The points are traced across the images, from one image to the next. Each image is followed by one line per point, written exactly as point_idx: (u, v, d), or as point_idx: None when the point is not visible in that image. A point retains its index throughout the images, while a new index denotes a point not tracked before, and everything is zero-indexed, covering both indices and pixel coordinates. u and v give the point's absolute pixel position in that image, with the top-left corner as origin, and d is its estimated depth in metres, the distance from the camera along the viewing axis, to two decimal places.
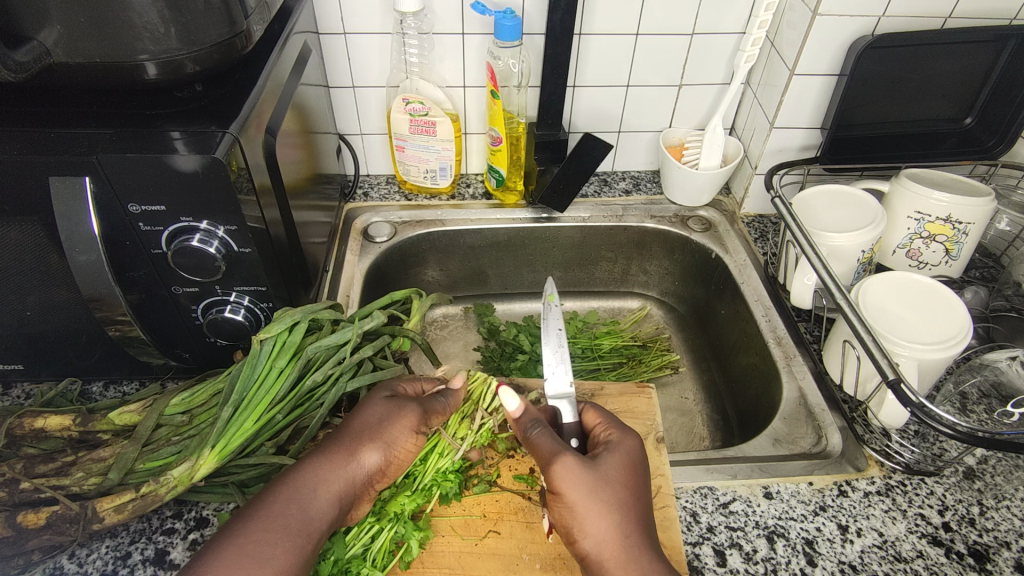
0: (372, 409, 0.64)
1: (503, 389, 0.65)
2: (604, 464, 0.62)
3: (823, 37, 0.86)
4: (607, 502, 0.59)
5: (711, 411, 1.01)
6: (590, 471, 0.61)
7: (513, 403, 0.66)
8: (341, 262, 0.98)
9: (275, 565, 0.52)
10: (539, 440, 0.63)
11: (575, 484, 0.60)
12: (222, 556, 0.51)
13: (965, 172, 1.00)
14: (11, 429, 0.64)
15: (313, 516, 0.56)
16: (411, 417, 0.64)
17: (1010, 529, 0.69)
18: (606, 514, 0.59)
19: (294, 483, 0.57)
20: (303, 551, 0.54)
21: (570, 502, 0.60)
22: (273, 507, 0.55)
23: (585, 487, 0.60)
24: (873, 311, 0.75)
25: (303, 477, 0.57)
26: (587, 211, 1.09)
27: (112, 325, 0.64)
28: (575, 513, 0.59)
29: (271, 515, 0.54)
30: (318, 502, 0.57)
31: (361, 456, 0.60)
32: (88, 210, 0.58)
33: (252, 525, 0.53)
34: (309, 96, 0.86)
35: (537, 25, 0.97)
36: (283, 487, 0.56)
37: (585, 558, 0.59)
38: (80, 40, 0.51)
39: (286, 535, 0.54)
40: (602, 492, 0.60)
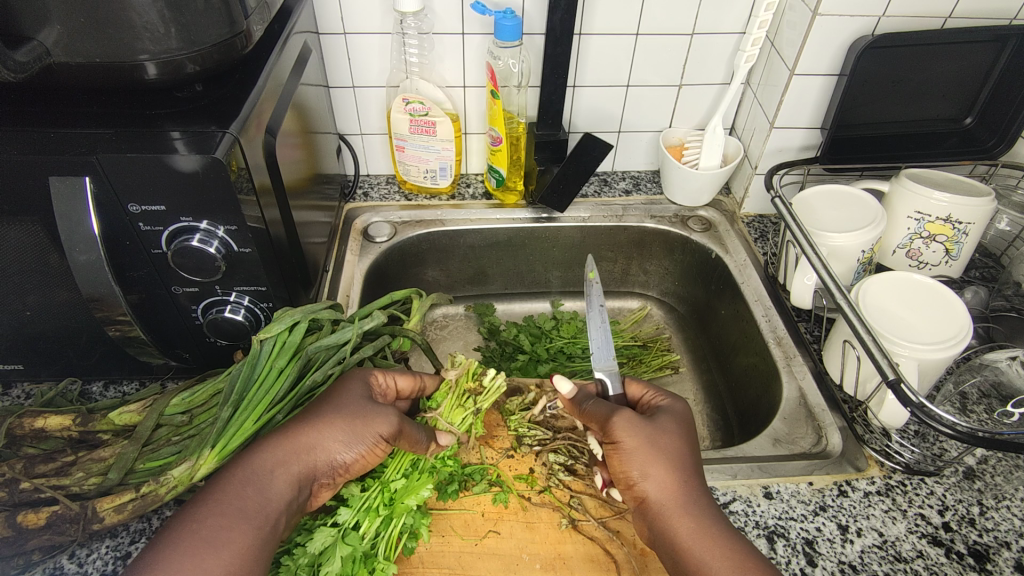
0: (349, 401, 0.63)
1: (557, 377, 0.71)
2: (663, 419, 0.66)
3: (823, 36, 0.86)
4: (667, 449, 0.63)
5: (711, 411, 1.01)
6: (647, 425, 0.65)
7: (562, 381, 0.71)
8: (341, 262, 0.98)
9: (231, 548, 0.51)
10: (595, 408, 0.69)
11: (634, 433, 0.64)
12: (174, 542, 0.50)
13: (965, 172, 1.00)
14: (11, 429, 0.64)
15: (270, 498, 0.55)
16: (385, 426, 0.62)
17: (1010, 529, 0.69)
18: (665, 461, 0.62)
19: (255, 464, 0.56)
20: (259, 534, 0.53)
21: (633, 447, 0.63)
22: (230, 488, 0.54)
23: (643, 435, 0.64)
24: (872, 311, 0.75)
25: (259, 460, 0.56)
26: (587, 211, 1.09)
27: (112, 325, 0.64)
28: (635, 459, 0.62)
29: (226, 498, 0.54)
30: (280, 485, 0.56)
31: (325, 444, 0.59)
32: (88, 210, 0.58)
33: (207, 509, 0.52)
34: (309, 95, 0.86)
35: (537, 25, 0.97)
36: (241, 470, 0.56)
37: (647, 503, 0.61)
38: (80, 40, 0.51)
39: (241, 518, 0.53)
40: (658, 441, 0.63)
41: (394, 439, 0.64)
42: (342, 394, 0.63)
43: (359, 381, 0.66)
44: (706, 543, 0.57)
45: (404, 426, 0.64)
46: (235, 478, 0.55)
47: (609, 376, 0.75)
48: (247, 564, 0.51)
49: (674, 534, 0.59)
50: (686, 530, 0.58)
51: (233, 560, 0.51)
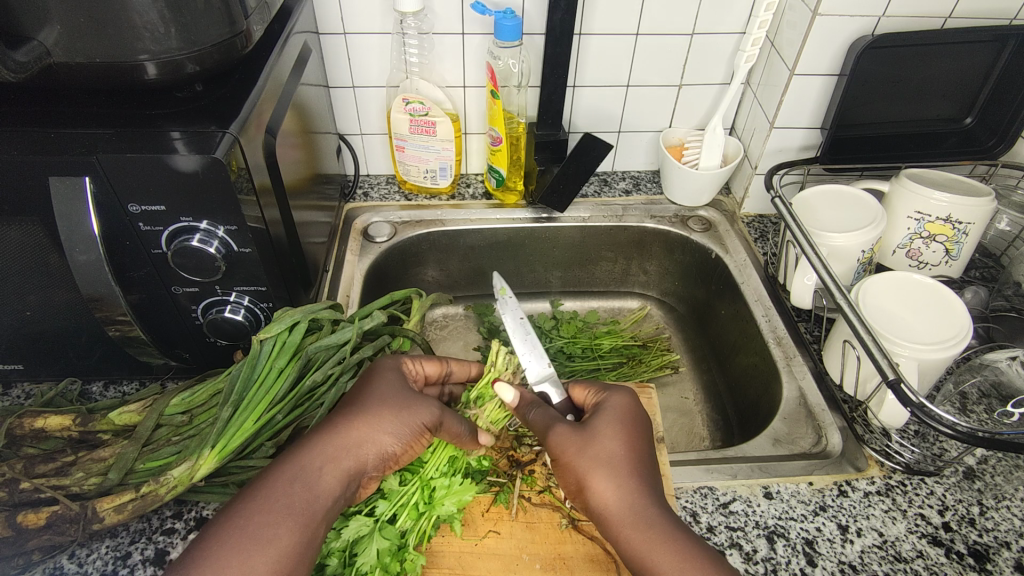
0: (392, 393, 0.63)
1: (498, 385, 0.69)
2: (596, 422, 0.65)
3: (823, 36, 0.86)
4: (599, 457, 0.62)
5: (711, 411, 1.01)
6: (582, 433, 0.64)
7: (507, 389, 0.69)
8: (341, 262, 0.98)
9: (280, 545, 0.51)
10: (538, 417, 0.68)
11: (569, 446, 0.63)
12: (221, 539, 0.50)
13: (965, 172, 1.00)
14: (11, 429, 0.64)
15: (318, 494, 0.55)
16: (428, 416, 0.63)
17: (1010, 529, 0.69)
18: (602, 469, 0.61)
19: (299, 461, 0.56)
20: (310, 529, 0.53)
21: (569, 462, 0.63)
22: (276, 485, 0.54)
23: (576, 447, 0.63)
24: (873, 312, 0.75)
25: (310, 455, 0.56)
26: (587, 211, 1.09)
27: (112, 325, 0.64)
28: (573, 473, 0.62)
29: (276, 494, 0.54)
30: (329, 480, 0.56)
31: (373, 437, 0.60)
32: (88, 210, 0.58)
33: (253, 506, 0.52)
34: (309, 95, 0.86)
35: (537, 25, 0.97)
36: (286, 467, 0.55)
37: (594, 515, 0.61)
38: (79, 40, 0.51)
39: (291, 514, 0.53)
40: (593, 449, 0.62)
41: (435, 429, 0.65)
42: (383, 385, 0.64)
43: (397, 372, 0.67)
44: (651, 544, 0.56)
45: (444, 416, 0.66)
46: (281, 475, 0.55)
47: (550, 386, 0.75)
48: (297, 560, 0.51)
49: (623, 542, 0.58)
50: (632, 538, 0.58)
51: (285, 556, 0.51)
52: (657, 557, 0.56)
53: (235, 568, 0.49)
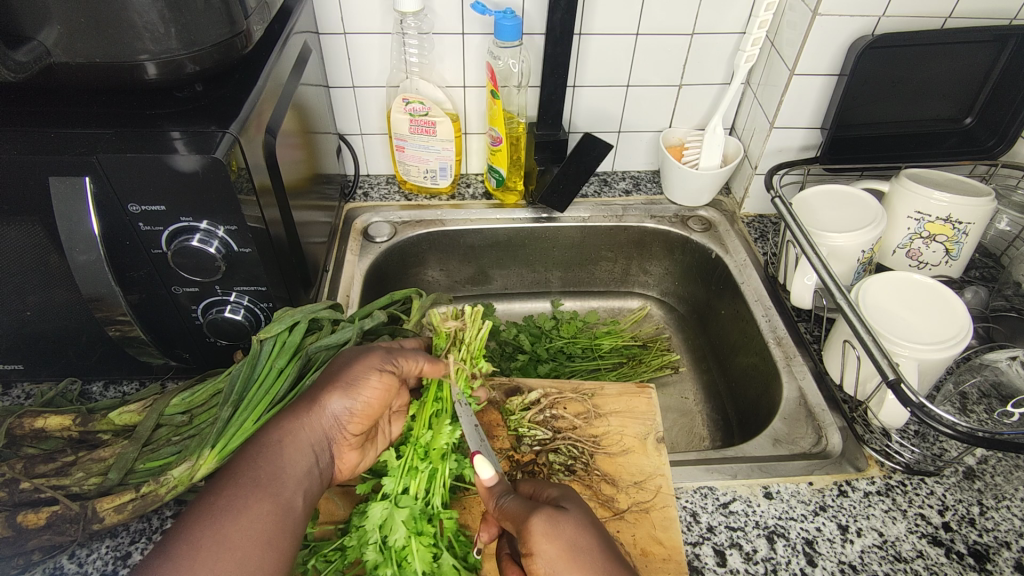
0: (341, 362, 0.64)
1: (477, 458, 0.61)
2: (574, 514, 0.58)
3: (823, 36, 0.86)
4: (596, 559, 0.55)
5: (712, 411, 1.01)
6: (564, 521, 0.57)
7: (489, 468, 0.61)
8: (341, 262, 0.98)
9: (248, 515, 0.51)
10: (511, 504, 0.60)
11: (556, 539, 0.56)
12: (192, 516, 0.49)
13: (965, 172, 1.00)
14: (11, 428, 0.64)
15: (282, 465, 0.55)
16: (379, 363, 0.64)
17: (1010, 529, 0.69)
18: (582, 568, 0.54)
19: (259, 441, 0.56)
20: (278, 499, 0.53)
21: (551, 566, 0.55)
22: (238, 463, 0.54)
23: (563, 541, 0.56)
24: (872, 311, 0.75)
25: (269, 431, 0.57)
26: (587, 211, 1.09)
27: (112, 325, 0.65)
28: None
29: (239, 470, 0.54)
30: (290, 450, 0.57)
31: (324, 401, 0.60)
32: (88, 210, 0.58)
33: (221, 483, 0.52)
34: (309, 95, 0.86)
35: (537, 25, 0.97)
36: (250, 447, 0.56)
37: None
38: (79, 40, 0.51)
39: (257, 486, 0.53)
40: (582, 544, 0.56)
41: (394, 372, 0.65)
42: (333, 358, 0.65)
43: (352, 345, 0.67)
44: None
45: (398, 358, 0.66)
46: (242, 456, 0.55)
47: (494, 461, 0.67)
48: (269, 529, 0.51)
49: None
50: None
51: (255, 525, 0.51)
52: None
53: (207, 541, 0.48)
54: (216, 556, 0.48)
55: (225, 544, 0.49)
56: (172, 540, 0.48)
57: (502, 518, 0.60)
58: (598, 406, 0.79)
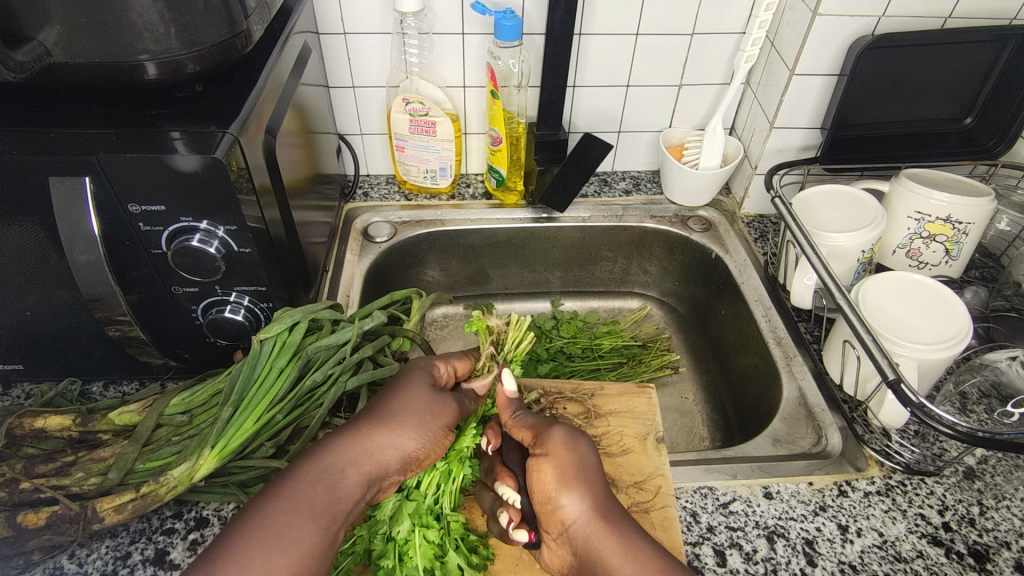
0: (416, 398, 0.63)
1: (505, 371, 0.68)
2: (590, 439, 0.64)
3: (823, 36, 0.86)
4: (595, 479, 0.60)
5: (711, 411, 1.01)
6: (577, 438, 0.63)
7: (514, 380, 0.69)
8: (341, 262, 0.98)
9: (299, 546, 0.49)
10: (527, 417, 0.67)
11: (569, 448, 0.62)
12: (245, 535, 0.48)
13: (965, 172, 1.00)
14: (11, 428, 0.64)
15: (339, 497, 0.53)
16: (448, 418, 0.64)
17: (1010, 529, 0.69)
18: (589, 479, 0.59)
19: (322, 466, 0.54)
20: (329, 534, 0.51)
21: (558, 467, 0.60)
22: (297, 485, 0.52)
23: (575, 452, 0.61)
24: (873, 311, 0.75)
25: (335, 457, 0.55)
26: (587, 211, 1.09)
27: (112, 325, 0.64)
28: (564, 477, 0.59)
29: (298, 493, 0.51)
30: (350, 484, 0.54)
31: (394, 442, 0.59)
32: (88, 210, 0.58)
33: (278, 504, 0.50)
34: (309, 95, 0.86)
35: (537, 26, 0.97)
36: (311, 468, 0.53)
37: (569, 527, 0.57)
38: (79, 40, 0.51)
39: (313, 516, 0.51)
40: (590, 463, 0.61)
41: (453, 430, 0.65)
42: (408, 389, 0.64)
43: (421, 373, 0.66)
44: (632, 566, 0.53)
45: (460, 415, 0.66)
46: (303, 476, 0.53)
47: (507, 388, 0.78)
48: (315, 563, 0.49)
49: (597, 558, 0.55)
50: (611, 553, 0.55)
51: (301, 561, 0.49)
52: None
53: (255, 566, 0.47)
54: None
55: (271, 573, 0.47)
56: (220, 556, 0.46)
57: (516, 428, 0.67)
58: (598, 406, 0.79)
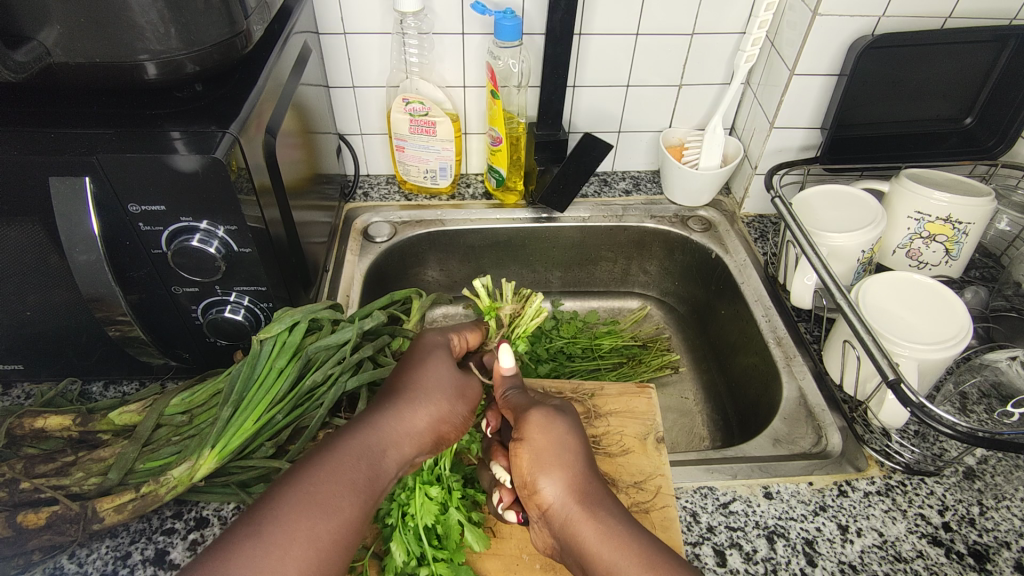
0: (445, 375, 0.63)
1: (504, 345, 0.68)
2: (572, 419, 0.62)
3: (823, 36, 0.86)
4: (574, 462, 0.58)
5: (711, 411, 1.01)
6: (559, 419, 0.62)
7: (513, 359, 0.68)
8: (341, 262, 0.98)
9: (343, 518, 0.48)
10: (517, 398, 0.66)
11: (547, 431, 0.60)
12: (290, 504, 0.47)
13: (965, 172, 1.00)
14: (11, 429, 0.64)
15: (380, 472, 0.53)
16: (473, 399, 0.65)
17: (1010, 529, 0.69)
18: (565, 461, 0.58)
19: (366, 439, 0.54)
20: (368, 508, 0.51)
21: (532, 450, 0.59)
22: (342, 458, 0.51)
23: (553, 433, 0.60)
24: (872, 311, 0.75)
25: (377, 435, 0.54)
26: (587, 211, 1.09)
27: (112, 325, 0.64)
28: (539, 459, 0.58)
29: (342, 465, 0.51)
30: (390, 461, 0.54)
31: (433, 420, 0.59)
32: (88, 210, 0.58)
33: (323, 474, 0.50)
34: (309, 95, 0.86)
35: (537, 25, 0.97)
36: (355, 441, 0.53)
37: (547, 509, 0.56)
38: (79, 40, 0.51)
39: (357, 490, 0.50)
40: (570, 443, 0.59)
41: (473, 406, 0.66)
42: (438, 363, 0.64)
43: (443, 348, 0.66)
44: (611, 545, 0.52)
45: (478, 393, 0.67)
46: (347, 448, 0.52)
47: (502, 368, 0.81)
48: (355, 537, 0.49)
49: (576, 540, 0.54)
50: (589, 532, 0.53)
51: (344, 533, 0.48)
52: (605, 556, 0.52)
53: (301, 535, 0.46)
54: (305, 556, 0.46)
55: (317, 545, 0.46)
56: (267, 523, 0.46)
57: (505, 408, 0.67)
58: (598, 406, 0.79)
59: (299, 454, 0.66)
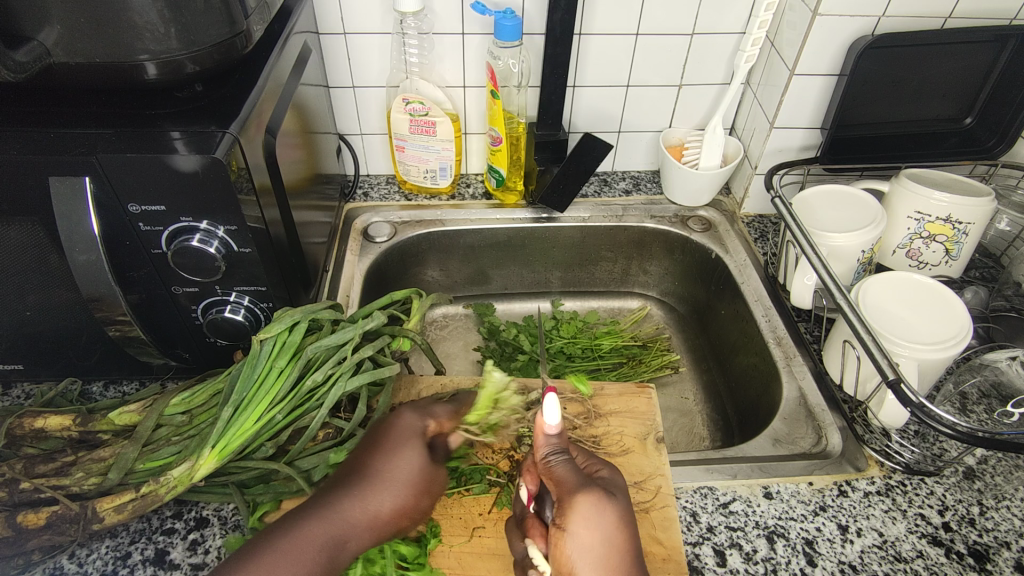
0: (414, 466, 0.60)
1: (549, 396, 0.57)
2: (622, 499, 0.57)
3: (823, 36, 0.86)
4: (627, 553, 0.55)
5: (711, 411, 1.01)
6: (610, 508, 0.56)
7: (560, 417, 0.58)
8: (341, 262, 0.98)
9: None
10: (563, 467, 0.59)
11: (600, 520, 0.55)
12: None
13: (966, 172, 1.00)
14: (11, 428, 0.64)
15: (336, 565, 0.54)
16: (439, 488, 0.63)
17: (1010, 529, 0.69)
18: (614, 554, 0.54)
19: (323, 530, 0.54)
20: None
21: (584, 542, 0.54)
22: (293, 553, 0.52)
23: (602, 530, 0.55)
24: (873, 312, 0.75)
25: (334, 524, 0.54)
26: (587, 211, 1.09)
27: (112, 325, 0.64)
28: (587, 561, 0.54)
29: (293, 559, 0.51)
30: (343, 555, 0.54)
31: (396, 509, 0.58)
32: (88, 210, 0.58)
33: (270, 566, 0.51)
34: (309, 96, 0.86)
35: (537, 25, 0.97)
36: (311, 532, 0.53)
37: None
38: (79, 40, 0.51)
39: None
40: (621, 535, 0.55)
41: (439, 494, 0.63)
42: (410, 450, 0.61)
43: (418, 431, 0.63)
44: None
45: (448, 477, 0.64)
46: (301, 538, 0.53)
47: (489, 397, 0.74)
48: None
49: None
50: None
51: None
52: None
53: None
54: None
55: None
56: None
57: (549, 476, 0.59)
58: (598, 406, 0.79)
59: (298, 455, 0.66)
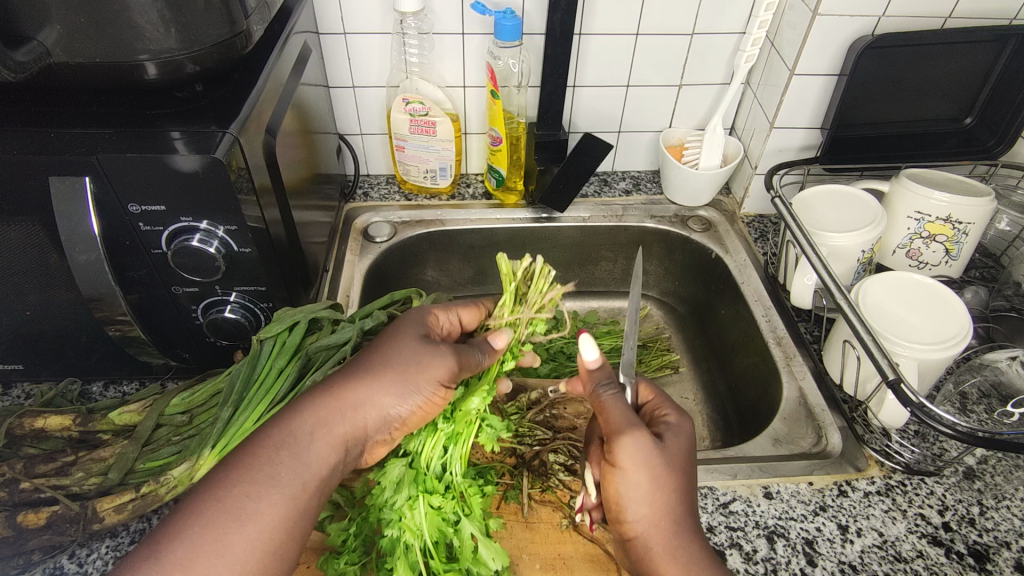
0: (398, 354, 0.60)
1: (585, 337, 0.64)
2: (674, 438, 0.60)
3: (823, 36, 0.86)
4: (674, 484, 0.57)
5: (711, 411, 1.01)
6: (656, 452, 0.57)
7: (597, 352, 0.63)
8: (341, 262, 0.98)
9: (262, 515, 0.50)
10: (610, 400, 0.62)
11: (645, 453, 0.57)
12: (199, 510, 0.49)
13: (965, 172, 1.00)
14: (11, 429, 0.64)
15: (309, 462, 0.54)
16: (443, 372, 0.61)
17: (1010, 529, 0.69)
18: (661, 484, 0.56)
19: (292, 430, 0.54)
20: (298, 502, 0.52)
21: (629, 468, 0.57)
22: (262, 452, 0.53)
23: (649, 469, 0.56)
24: (872, 311, 0.75)
25: (300, 421, 0.55)
26: (587, 211, 1.09)
27: (112, 325, 0.65)
28: (632, 489, 0.57)
29: (260, 460, 0.52)
30: (314, 448, 0.55)
31: (377, 400, 0.58)
32: (88, 210, 0.58)
33: (237, 475, 0.51)
34: (309, 95, 0.86)
35: (537, 25, 0.97)
36: (280, 431, 0.54)
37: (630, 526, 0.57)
38: (78, 40, 0.51)
39: (277, 485, 0.52)
40: (667, 469, 0.57)
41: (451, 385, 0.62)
42: (396, 341, 0.61)
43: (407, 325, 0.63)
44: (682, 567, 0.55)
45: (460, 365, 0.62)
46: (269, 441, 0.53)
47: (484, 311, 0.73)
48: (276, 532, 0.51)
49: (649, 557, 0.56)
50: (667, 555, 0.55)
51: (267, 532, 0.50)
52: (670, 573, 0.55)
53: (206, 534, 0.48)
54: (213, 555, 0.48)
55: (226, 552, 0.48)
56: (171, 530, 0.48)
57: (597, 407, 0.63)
58: None
59: None
